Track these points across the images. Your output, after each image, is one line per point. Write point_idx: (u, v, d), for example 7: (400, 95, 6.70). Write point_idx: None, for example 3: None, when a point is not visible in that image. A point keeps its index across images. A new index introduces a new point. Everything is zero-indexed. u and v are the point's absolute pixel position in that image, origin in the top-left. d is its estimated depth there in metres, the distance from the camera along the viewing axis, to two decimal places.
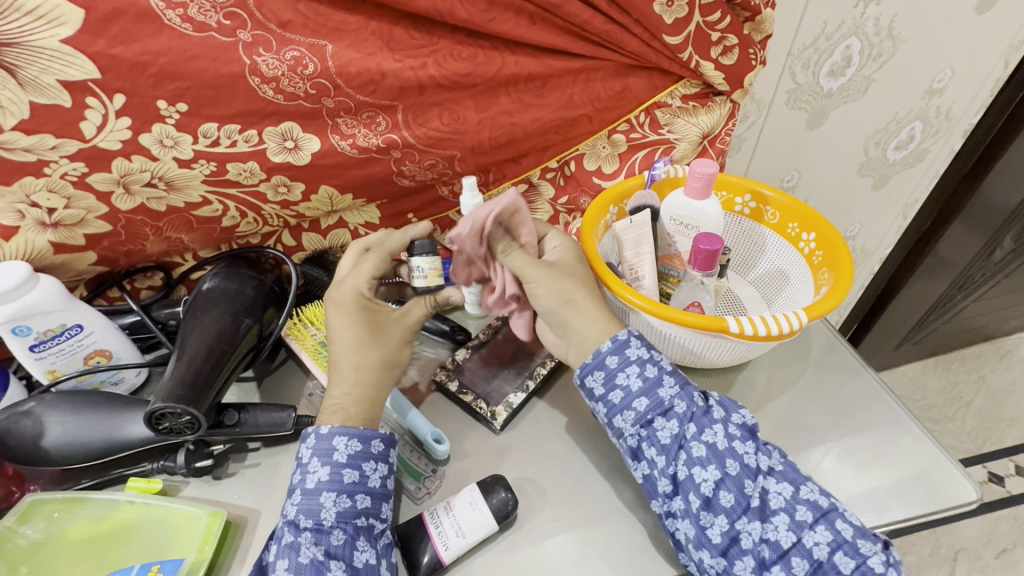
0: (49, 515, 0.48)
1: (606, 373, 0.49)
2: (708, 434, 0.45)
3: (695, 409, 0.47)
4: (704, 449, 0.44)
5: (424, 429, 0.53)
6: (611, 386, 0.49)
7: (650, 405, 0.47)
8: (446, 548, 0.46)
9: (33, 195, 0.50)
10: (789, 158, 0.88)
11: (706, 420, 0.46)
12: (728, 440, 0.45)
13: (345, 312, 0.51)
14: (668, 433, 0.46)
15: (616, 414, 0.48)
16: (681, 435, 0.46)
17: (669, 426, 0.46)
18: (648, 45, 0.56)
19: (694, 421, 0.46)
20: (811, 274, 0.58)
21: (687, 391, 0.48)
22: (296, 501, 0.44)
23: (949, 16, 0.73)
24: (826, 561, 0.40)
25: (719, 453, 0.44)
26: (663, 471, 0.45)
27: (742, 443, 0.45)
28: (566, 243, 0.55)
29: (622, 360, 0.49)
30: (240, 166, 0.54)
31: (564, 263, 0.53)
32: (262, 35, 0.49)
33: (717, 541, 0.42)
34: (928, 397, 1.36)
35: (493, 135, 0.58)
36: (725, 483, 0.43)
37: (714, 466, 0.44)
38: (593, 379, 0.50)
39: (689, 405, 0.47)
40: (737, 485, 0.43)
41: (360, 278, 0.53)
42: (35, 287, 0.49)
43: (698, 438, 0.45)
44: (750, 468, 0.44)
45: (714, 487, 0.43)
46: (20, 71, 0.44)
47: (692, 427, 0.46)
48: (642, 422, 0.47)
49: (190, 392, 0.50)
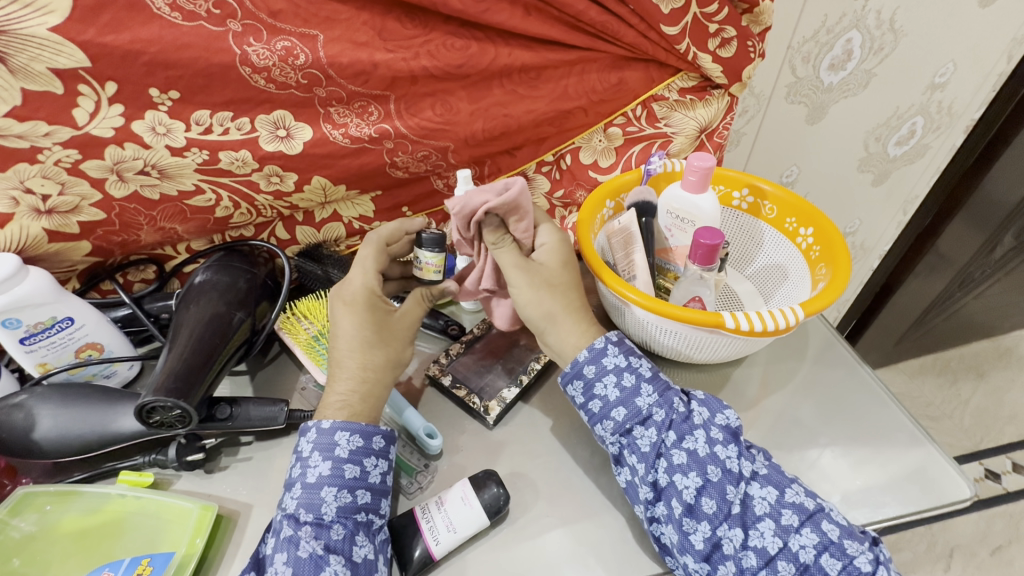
0: (41, 508, 0.48)
1: (584, 383, 0.49)
2: (688, 441, 0.45)
3: (674, 417, 0.46)
4: (684, 456, 0.44)
5: (417, 424, 0.53)
6: (590, 395, 0.49)
7: (628, 414, 0.47)
8: (437, 543, 0.45)
9: (27, 181, 0.50)
10: (789, 152, 0.88)
11: (686, 427, 0.46)
12: (709, 446, 0.45)
13: (353, 308, 0.52)
14: (648, 441, 0.46)
15: (597, 423, 0.49)
16: (661, 443, 0.46)
17: (648, 435, 0.46)
18: (645, 36, 0.55)
19: (674, 429, 0.46)
20: (808, 269, 0.58)
21: (667, 398, 0.48)
22: (296, 495, 0.44)
23: (951, 10, 0.72)
24: (812, 564, 0.40)
25: (700, 460, 0.44)
26: (644, 479, 0.45)
27: (724, 447, 0.45)
28: (555, 242, 0.55)
29: (600, 369, 0.49)
30: (232, 155, 0.53)
31: (549, 269, 0.53)
32: (253, 25, 0.48)
33: (700, 547, 0.42)
34: (926, 393, 1.36)
35: (486, 127, 0.58)
36: (707, 489, 0.43)
37: (695, 473, 0.44)
38: (574, 389, 0.50)
39: (668, 412, 0.47)
40: (719, 490, 0.43)
41: (364, 273, 0.53)
42: (25, 279, 0.49)
43: (678, 445, 0.45)
44: (732, 473, 0.43)
45: (696, 494, 0.43)
46: (10, 58, 0.44)
47: (672, 435, 0.46)
48: (622, 430, 0.47)
49: (182, 385, 0.49)
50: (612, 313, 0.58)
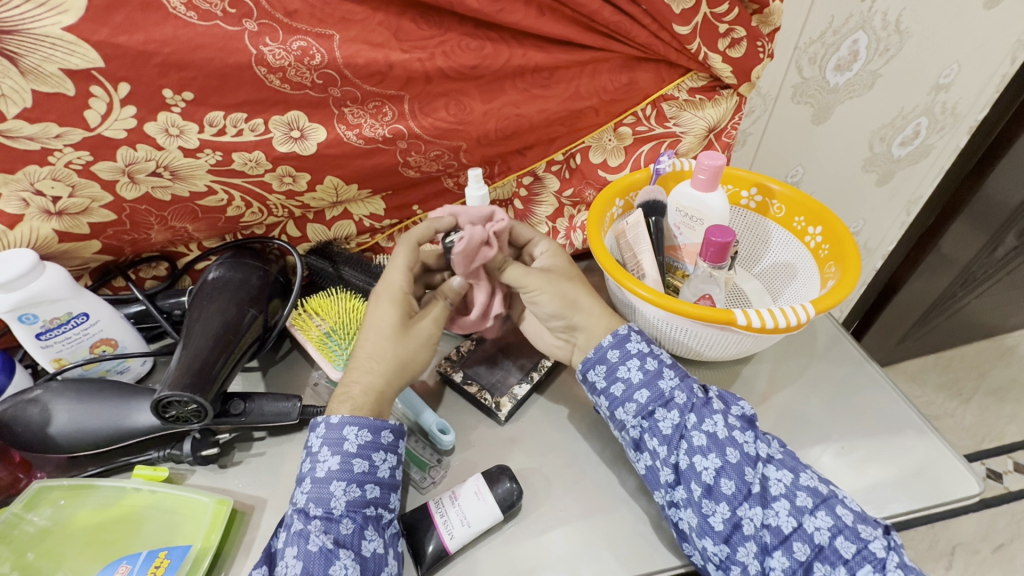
0: (55, 502, 0.49)
1: (608, 366, 0.50)
2: (708, 423, 0.46)
3: (695, 400, 0.47)
4: (704, 438, 0.45)
5: (429, 420, 0.53)
6: (612, 378, 0.49)
7: (651, 396, 0.48)
8: (452, 537, 0.46)
9: (37, 183, 0.50)
10: (794, 153, 0.89)
11: (706, 410, 0.47)
12: (728, 429, 0.46)
13: (379, 304, 0.53)
14: (670, 423, 0.46)
15: (617, 407, 0.49)
16: (682, 425, 0.46)
17: (670, 417, 0.47)
18: (657, 36, 0.56)
19: (695, 411, 0.47)
20: (817, 267, 0.58)
21: (687, 383, 0.49)
22: (306, 490, 0.45)
23: (956, 12, 0.73)
24: (826, 545, 0.41)
25: (719, 442, 0.45)
26: (666, 461, 0.46)
27: (741, 432, 0.46)
28: (553, 250, 0.57)
29: (624, 353, 0.50)
30: (245, 155, 0.54)
31: (560, 268, 0.55)
32: (269, 25, 0.48)
33: (720, 528, 0.42)
34: (928, 393, 1.36)
35: (499, 126, 0.58)
36: (726, 470, 0.44)
37: (715, 454, 0.44)
38: (596, 373, 0.50)
39: (689, 396, 0.48)
40: (737, 472, 0.44)
41: (398, 270, 0.53)
42: (42, 274, 0.49)
43: (698, 427, 0.46)
44: (750, 455, 0.44)
45: (715, 475, 0.44)
46: (21, 59, 0.44)
47: (693, 417, 0.46)
48: (644, 413, 0.48)
49: (197, 380, 0.50)
50: (621, 308, 0.59)
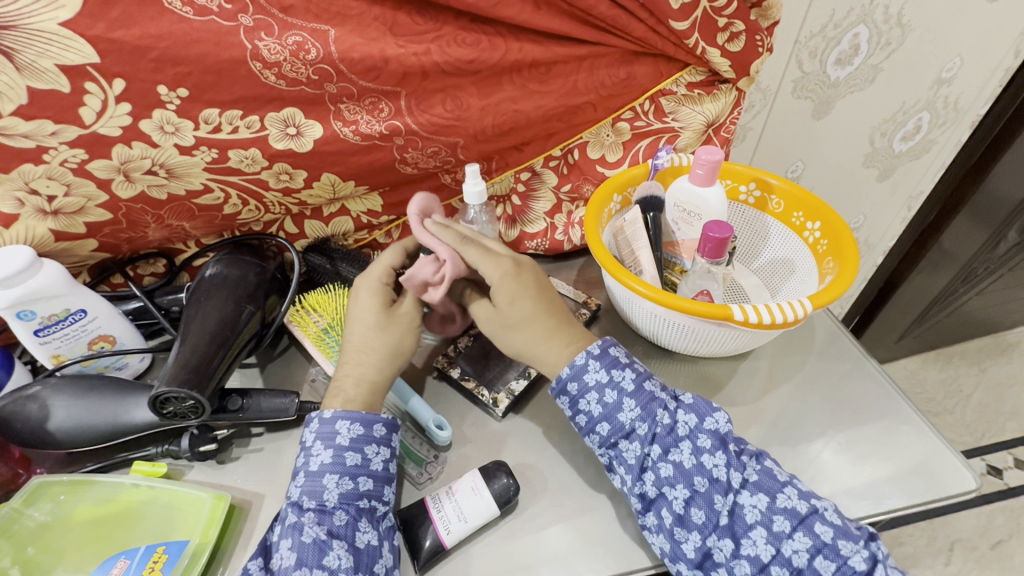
0: (55, 497, 0.49)
1: (569, 399, 0.49)
2: (674, 453, 0.45)
3: (658, 430, 0.46)
4: (670, 469, 0.45)
5: (427, 416, 0.53)
6: (575, 410, 0.49)
7: (612, 429, 0.47)
8: (448, 531, 0.46)
9: (32, 182, 0.50)
10: (794, 147, 0.88)
11: (670, 440, 0.46)
12: (695, 457, 0.45)
13: (360, 301, 0.53)
14: (633, 455, 0.46)
15: (585, 435, 0.49)
16: (645, 457, 0.46)
17: (632, 449, 0.46)
18: (655, 30, 0.55)
19: (658, 442, 0.46)
20: (816, 263, 0.58)
21: (649, 411, 0.47)
22: (299, 483, 0.45)
23: (959, 4, 0.72)
24: (806, 568, 0.41)
25: (686, 472, 0.44)
26: (632, 490, 0.46)
27: (711, 456, 0.45)
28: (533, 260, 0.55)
29: (582, 386, 0.48)
30: (241, 153, 0.54)
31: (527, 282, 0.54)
32: (264, 19, 0.48)
33: (691, 556, 0.43)
34: (929, 390, 1.36)
35: (496, 122, 0.58)
36: (695, 500, 0.44)
37: (682, 485, 0.44)
38: (561, 403, 0.50)
39: (651, 426, 0.46)
40: (707, 501, 0.43)
41: (381, 266, 0.54)
42: (39, 271, 0.49)
43: (664, 458, 0.45)
44: (719, 483, 0.44)
45: (685, 504, 0.44)
46: (18, 54, 0.44)
47: (657, 449, 0.46)
48: (608, 444, 0.48)
49: (194, 376, 0.50)
50: (618, 304, 0.59)
